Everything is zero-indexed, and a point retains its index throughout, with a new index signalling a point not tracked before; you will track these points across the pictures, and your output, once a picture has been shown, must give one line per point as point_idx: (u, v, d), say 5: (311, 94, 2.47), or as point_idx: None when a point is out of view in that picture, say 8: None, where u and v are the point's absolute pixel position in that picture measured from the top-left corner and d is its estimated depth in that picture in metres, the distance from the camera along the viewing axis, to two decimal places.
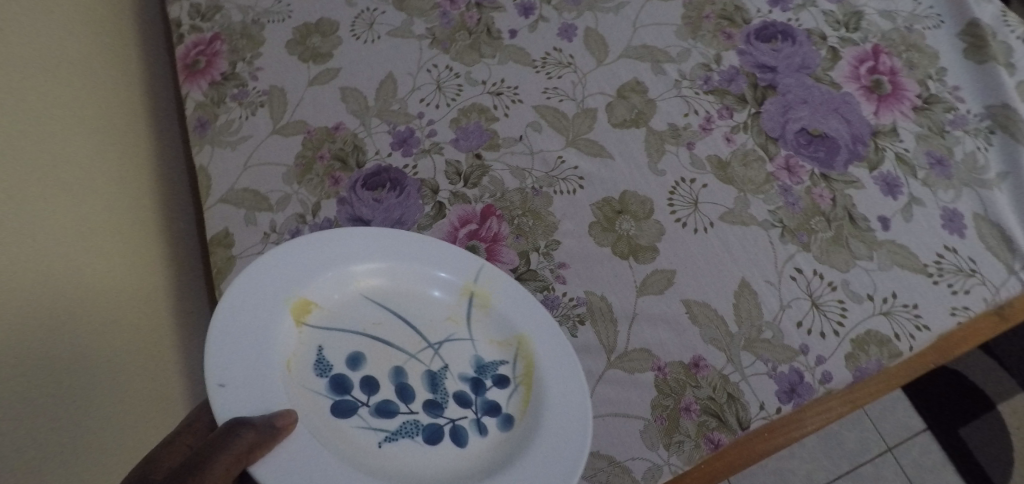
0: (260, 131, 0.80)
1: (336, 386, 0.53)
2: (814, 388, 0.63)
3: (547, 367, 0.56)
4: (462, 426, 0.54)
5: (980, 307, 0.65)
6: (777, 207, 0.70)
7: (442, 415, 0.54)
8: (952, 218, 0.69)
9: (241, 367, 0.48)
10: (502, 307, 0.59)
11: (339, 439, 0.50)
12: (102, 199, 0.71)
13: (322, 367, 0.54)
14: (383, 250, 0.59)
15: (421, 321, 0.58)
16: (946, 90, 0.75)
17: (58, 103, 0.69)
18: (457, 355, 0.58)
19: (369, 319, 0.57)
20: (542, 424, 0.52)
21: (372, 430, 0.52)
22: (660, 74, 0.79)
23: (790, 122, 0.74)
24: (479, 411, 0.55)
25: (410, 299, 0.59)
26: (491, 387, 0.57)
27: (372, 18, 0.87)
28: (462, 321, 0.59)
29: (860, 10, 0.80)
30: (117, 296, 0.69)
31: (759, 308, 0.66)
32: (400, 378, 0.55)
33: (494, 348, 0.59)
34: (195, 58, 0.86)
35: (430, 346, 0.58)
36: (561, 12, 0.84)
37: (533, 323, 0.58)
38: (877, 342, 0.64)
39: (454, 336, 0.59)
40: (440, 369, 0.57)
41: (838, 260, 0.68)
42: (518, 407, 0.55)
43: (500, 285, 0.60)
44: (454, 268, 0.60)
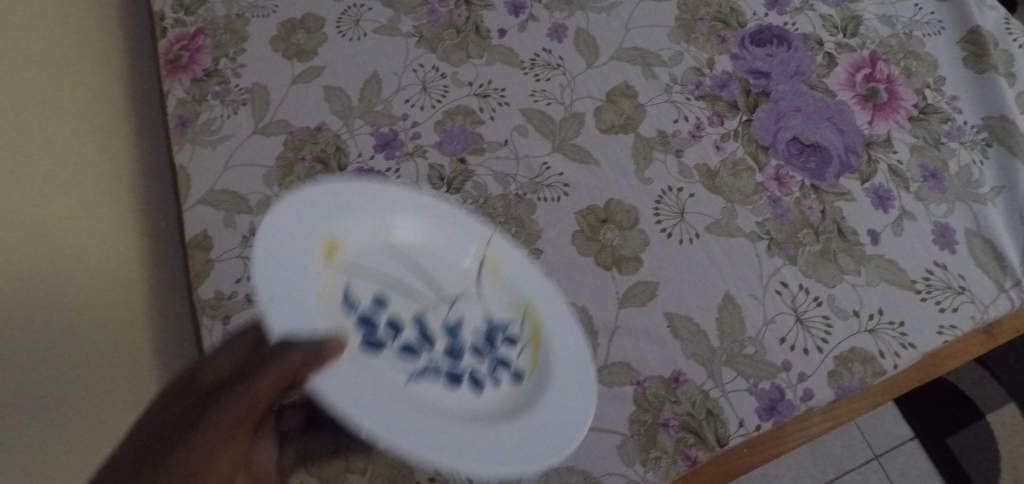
0: (242, 130, 0.79)
1: (361, 327, 0.48)
2: (795, 406, 0.62)
3: (554, 333, 0.55)
4: (478, 378, 0.51)
5: (967, 326, 0.64)
6: (764, 219, 0.69)
7: (461, 364, 0.51)
8: (943, 233, 0.67)
9: (280, 288, 0.45)
10: (513, 273, 0.57)
11: (370, 375, 0.45)
12: (85, 198, 0.70)
13: (348, 306, 0.49)
14: (402, 206, 0.56)
15: (438, 278, 0.55)
16: (943, 100, 0.73)
17: (42, 97, 0.68)
18: (471, 313, 0.54)
19: (385, 270, 0.53)
20: (549, 384, 0.51)
21: (397, 371, 0.47)
22: (651, 78, 0.77)
23: (782, 131, 0.72)
24: (491, 365, 0.52)
25: (426, 254, 0.56)
26: (502, 348, 0.54)
27: (358, 15, 0.85)
28: (475, 281, 0.56)
29: (859, 14, 0.78)
30: (104, 297, 0.67)
31: (742, 323, 0.65)
32: (422, 327, 0.51)
33: (505, 311, 0.55)
34: (178, 53, 0.85)
35: (447, 301, 0.54)
36: (552, 11, 0.82)
37: (542, 292, 0.56)
38: (861, 359, 0.63)
39: (466, 295, 0.55)
40: (457, 322, 0.53)
41: (825, 274, 0.66)
42: (528, 365, 0.53)
43: (512, 251, 0.58)
44: (466, 233, 0.58)
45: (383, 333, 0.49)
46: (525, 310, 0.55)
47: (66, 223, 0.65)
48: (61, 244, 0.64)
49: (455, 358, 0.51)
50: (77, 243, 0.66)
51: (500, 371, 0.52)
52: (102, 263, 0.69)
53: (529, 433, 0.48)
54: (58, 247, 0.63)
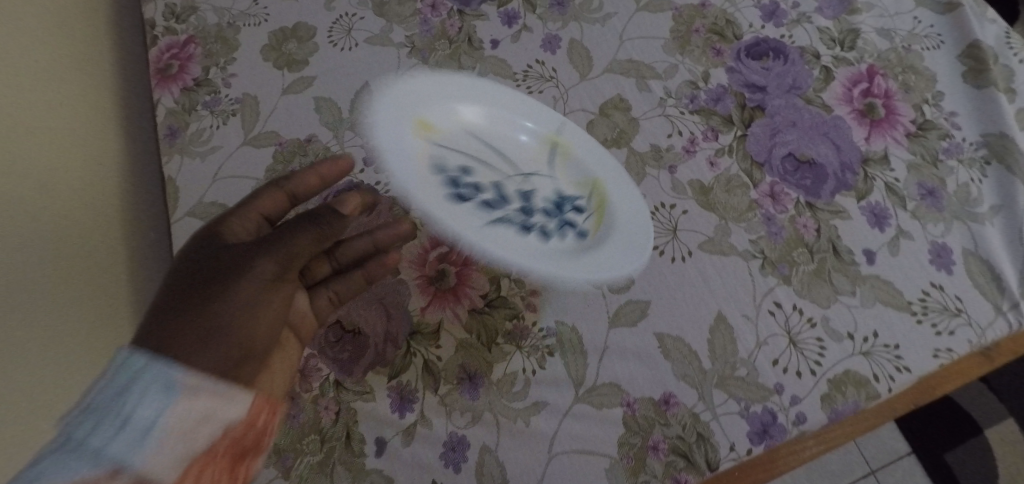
0: (231, 142, 0.78)
1: (450, 182, 0.68)
2: (787, 429, 0.61)
3: (613, 191, 0.70)
4: (547, 230, 0.68)
5: (964, 349, 0.63)
6: (758, 237, 0.68)
7: (533, 217, 0.68)
8: (940, 253, 0.66)
9: (397, 152, 0.67)
10: (580, 155, 0.72)
11: (456, 217, 0.65)
12: (64, 224, 0.70)
13: (442, 170, 0.69)
14: (496, 114, 0.74)
15: (513, 156, 0.73)
16: (942, 116, 0.72)
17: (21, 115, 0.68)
18: (542, 184, 0.71)
19: (472, 148, 0.72)
20: (611, 237, 0.66)
21: (476, 215, 0.66)
22: (645, 91, 0.76)
23: (777, 146, 0.71)
24: (558, 223, 0.69)
25: (503, 137, 0.73)
26: (573, 206, 0.70)
27: (350, 24, 0.83)
28: (551, 164, 0.73)
29: (857, 28, 0.77)
30: (62, 329, 0.69)
31: (734, 344, 0.64)
32: (499, 188, 0.70)
33: (573, 186, 0.71)
34: (168, 62, 0.84)
35: (521, 173, 0.71)
36: (546, 22, 0.81)
37: (608, 172, 0.71)
38: (855, 383, 0.62)
39: (537, 172, 0.72)
40: (529, 189, 0.71)
41: (819, 294, 0.65)
42: (592, 226, 0.68)
43: (578, 138, 0.73)
44: (538, 121, 0.73)
45: (484, 186, 0.69)
46: (593, 185, 0.71)
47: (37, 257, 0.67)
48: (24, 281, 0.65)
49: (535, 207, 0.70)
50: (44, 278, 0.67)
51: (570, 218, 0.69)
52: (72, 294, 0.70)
53: (600, 265, 0.64)
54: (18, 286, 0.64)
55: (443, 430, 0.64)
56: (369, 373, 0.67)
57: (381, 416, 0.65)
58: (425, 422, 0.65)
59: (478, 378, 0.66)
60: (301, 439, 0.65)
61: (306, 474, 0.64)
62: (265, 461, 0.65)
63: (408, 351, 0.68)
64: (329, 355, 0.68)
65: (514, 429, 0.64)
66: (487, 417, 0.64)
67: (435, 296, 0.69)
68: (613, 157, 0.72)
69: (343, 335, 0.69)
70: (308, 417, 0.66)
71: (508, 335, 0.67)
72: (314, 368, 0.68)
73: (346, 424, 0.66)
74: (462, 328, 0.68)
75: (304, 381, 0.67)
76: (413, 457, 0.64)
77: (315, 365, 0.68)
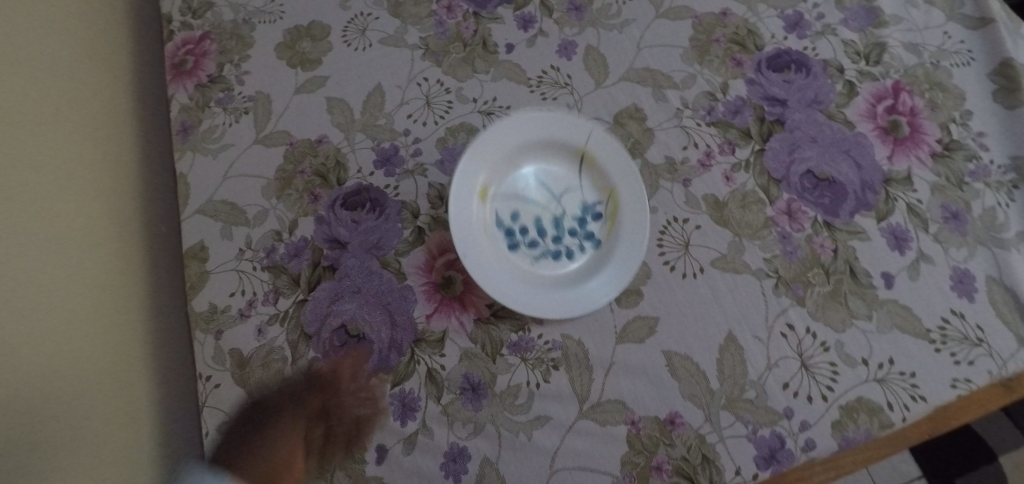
0: (243, 140, 0.77)
1: (505, 234, 0.69)
2: (795, 455, 0.60)
3: (624, 205, 0.68)
4: (575, 252, 0.69)
5: (983, 381, 0.61)
6: (773, 256, 0.66)
7: (563, 243, 0.69)
8: (962, 279, 0.64)
9: (461, 226, 0.66)
10: (603, 161, 0.69)
11: (512, 270, 0.67)
12: (73, 219, 0.69)
13: (503, 224, 0.69)
14: (521, 128, 0.69)
15: (548, 180, 0.71)
16: (969, 136, 0.70)
17: (42, 113, 0.68)
18: (571, 201, 0.70)
19: (517, 186, 0.70)
20: (613, 253, 0.67)
21: (528, 259, 0.68)
22: (662, 101, 0.74)
23: (796, 163, 0.69)
24: (581, 239, 0.69)
25: (539, 164, 0.71)
26: (591, 224, 0.69)
27: (364, 24, 0.81)
28: (576, 174, 0.71)
29: (884, 41, 0.74)
30: (88, 327, 0.67)
31: (744, 366, 0.63)
32: (538, 221, 0.69)
33: (596, 192, 0.70)
34: (183, 58, 0.83)
35: (555, 196, 0.70)
36: (562, 27, 0.79)
37: (623, 180, 0.68)
38: (868, 410, 0.60)
39: (569, 189, 0.70)
40: (560, 213, 0.70)
41: (834, 317, 0.63)
42: (605, 234, 0.69)
43: (607, 144, 0.69)
44: (569, 134, 0.70)
45: (509, 224, 0.69)
46: (612, 192, 0.69)
47: (44, 254, 0.64)
48: (33, 279, 0.62)
49: (554, 235, 0.69)
50: (53, 276, 0.65)
51: (586, 239, 0.69)
52: (83, 291, 0.67)
53: (607, 283, 0.65)
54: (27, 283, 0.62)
55: (444, 440, 0.64)
56: (372, 380, 0.66)
57: (381, 423, 0.65)
58: (426, 431, 0.64)
59: (481, 389, 0.65)
60: (302, 442, 0.65)
61: (305, 478, 0.64)
62: None
63: (411, 358, 0.66)
64: (332, 359, 0.67)
65: (516, 443, 0.63)
66: (489, 429, 0.63)
67: (441, 303, 0.68)
68: (631, 162, 0.68)
69: (347, 340, 0.68)
70: (309, 420, 0.66)
71: (513, 347, 0.66)
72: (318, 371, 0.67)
73: (347, 429, 0.65)
74: (467, 337, 0.67)
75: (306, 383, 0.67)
76: (413, 467, 0.63)
77: (319, 368, 0.67)
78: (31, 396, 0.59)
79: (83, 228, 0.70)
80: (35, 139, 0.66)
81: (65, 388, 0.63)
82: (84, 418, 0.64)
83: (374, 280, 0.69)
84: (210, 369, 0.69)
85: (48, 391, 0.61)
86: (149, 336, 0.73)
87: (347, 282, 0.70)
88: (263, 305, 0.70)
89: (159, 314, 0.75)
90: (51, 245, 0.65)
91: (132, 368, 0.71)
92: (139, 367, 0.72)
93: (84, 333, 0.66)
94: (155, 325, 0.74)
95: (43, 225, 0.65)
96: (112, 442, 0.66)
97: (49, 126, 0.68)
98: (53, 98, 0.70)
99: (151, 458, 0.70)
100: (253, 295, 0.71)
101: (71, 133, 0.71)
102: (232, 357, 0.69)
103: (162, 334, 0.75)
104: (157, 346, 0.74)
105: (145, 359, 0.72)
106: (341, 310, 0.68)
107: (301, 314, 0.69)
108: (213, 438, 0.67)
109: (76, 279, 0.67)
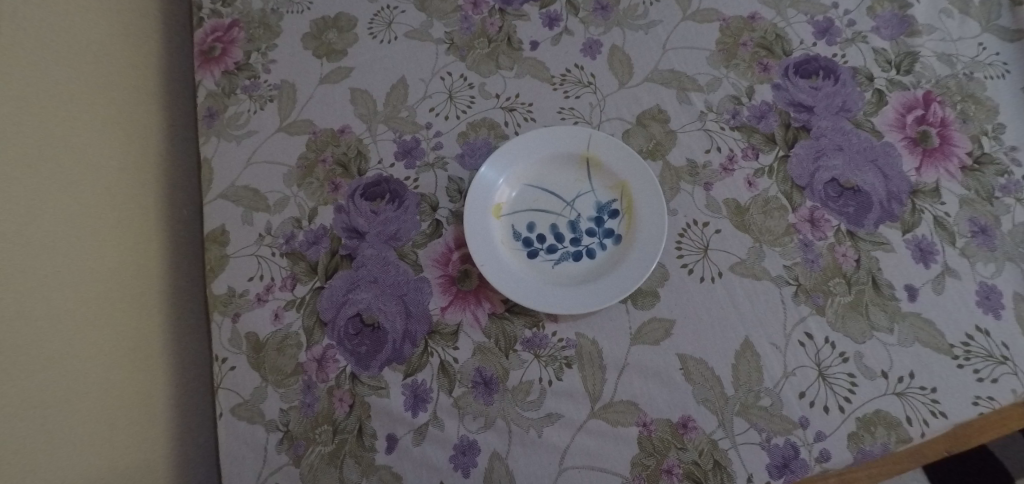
0: (267, 127, 0.78)
1: (523, 244, 0.69)
2: (809, 466, 0.59)
3: (639, 198, 0.68)
4: (594, 250, 0.68)
5: (1007, 399, 0.59)
6: (793, 263, 0.65)
7: (582, 244, 0.69)
8: (988, 295, 0.63)
9: (479, 246, 0.67)
10: (610, 159, 0.69)
11: (533, 278, 0.67)
12: (97, 201, 0.70)
13: (520, 236, 0.69)
14: (522, 146, 0.71)
15: (558, 188, 0.71)
16: (1002, 150, 0.68)
17: (73, 93, 0.70)
18: (586, 204, 0.70)
19: (529, 200, 0.71)
20: (632, 248, 0.66)
21: (549, 265, 0.68)
22: (686, 103, 0.73)
23: (821, 171, 0.68)
24: (599, 237, 0.68)
25: (547, 175, 0.71)
26: (609, 222, 0.69)
27: (390, 17, 0.82)
28: (585, 179, 0.71)
29: (916, 50, 0.73)
30: (112, 300, 0.68)
31: (759, 373, 0.62)
32: (555, 227, 0.69)
33: (609, 190, 0.70)
34: (211, 45, 0.83)
35: (569, 202, 0.70)
36: (588, 26, 0.78)
37: (634, 173, 0.68)
38: (885, 423, 0.59)
39: (582, 192, 0.70)
40: (576, 217, 0.70)
41: (853, 328, 0.62)
42: (624, 229, 0.68)
43: (609, 142, 0.69)
44: (571, 142, 0.70)
45: (526, 234, 0.69)
46: (624, 188, 0.69)
47: (63, 237, 0.65)
48: (51, 263, 0.63)
49: (573, 238, 0.69)
50: (71, 257, 0.65)
51: (605, 237, 0.68)
52: (105, 271, 0.68)
53: (626, 278, 0.64)
54: (44, 264, 0.63)
55: (454, 433, 0.64)
56: (385, 369, 0.66)
57: (393, 413, 0.65)
58: (437, 423, 0.64)
59: (493, 383, 0.64)
60: (314, 428, 0.66)
61: (316, 463, 0.65)
62: (277, 447, 0.66)
63: (425, 350, 0.66)
64: (347, 347, 0.67)
65: (526, 439, 0.62)
66: (500, 424, 0.63)
67: (457, 297, 0.68)
68: (638, 155, 0.68)
69: (362, 328, 0.68)
70: (322, 406, 0.66)
71: (526, 343, 0.66)
72: (332, 359, 0.67)
73: (358, 417, 0.65)
74: (481, 332, 0.66)
75: (320, 370, 0.67)
76: (422, 457, 0.63)
77: (333, 355, 0.67)
78: (41, 377, 0.60)
79: (106, 209, 0.70)
80: (61, 121, 0.68)
81: (86, 360, 0.65)
82: (103, 390, 0.66)
83: (390, 271, 0.70)
84: (226, 351, 0.69)
85: (59, 370, 0.62)
86: (168, 316, 0.74)
87: (364, 271, 0.70)
88: (281, 290, 0.71)
89: (178, 293, 0.76)
90: (71, 227, 0.66)
91: (151, 347, 0.72)
92: (157, 346, 0.72)
93: (107, 313, 0.68)
94: (174, 306, 0.75)
95: (65, 207, 0.66)
96: (127, 420, 0.67)
97: (77, 106, 0.70)
98: (81, 81, 0.71)
99: (167, 437, 0.71)
100: (271, 280, 0.71)
101: (97, 115, 0.72)
102: (248, 341, 0.69)
103: (181, 315, 0.76)
104: (176, 326, 0.75)
105: (165, 338, 0.73)
106: (358, 299, 0.69)
107: (317, 302, 0.70)
108: (227, 418, 0.67)
109: (97, 258, 0.68)
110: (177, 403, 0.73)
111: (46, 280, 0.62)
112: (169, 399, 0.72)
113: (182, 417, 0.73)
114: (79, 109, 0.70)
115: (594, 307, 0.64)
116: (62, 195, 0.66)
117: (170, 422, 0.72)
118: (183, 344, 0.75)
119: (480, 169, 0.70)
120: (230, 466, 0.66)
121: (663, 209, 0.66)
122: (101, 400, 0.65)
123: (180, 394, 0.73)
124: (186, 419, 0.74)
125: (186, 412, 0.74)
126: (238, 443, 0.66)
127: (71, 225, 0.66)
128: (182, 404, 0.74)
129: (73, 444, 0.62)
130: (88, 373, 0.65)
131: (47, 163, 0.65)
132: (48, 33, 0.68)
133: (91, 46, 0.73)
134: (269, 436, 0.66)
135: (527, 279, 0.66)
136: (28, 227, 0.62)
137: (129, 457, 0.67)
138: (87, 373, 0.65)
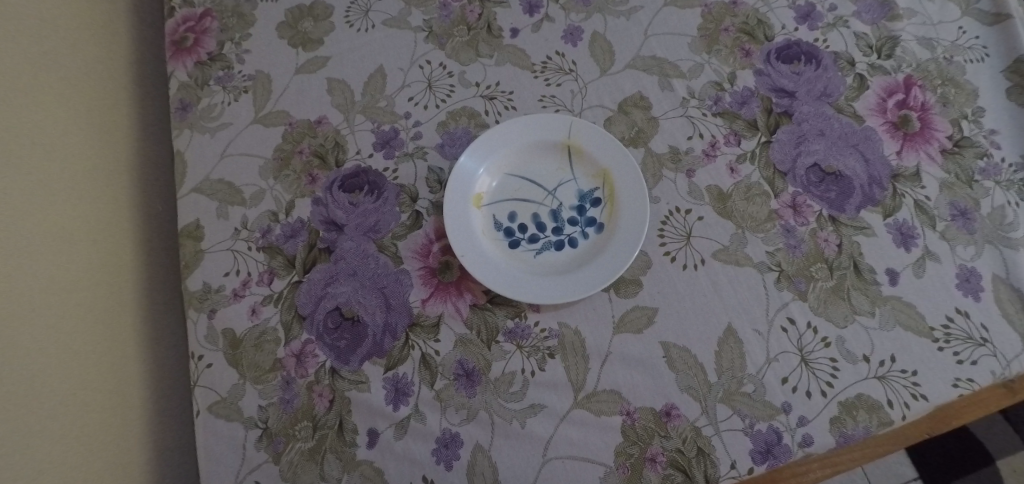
0: (241, 119, 0.76)
1: (505, 234, 0.68)
2: (791, 451, 0.59)
3: (621, 186, 0.67)
4: (576, 240, 0.67)
5: (986, 380, 0.60)
6: (776, 249, 0.65)
7: (564, 233, 0.68)
8: (968, 278, 0.63)
9: (461, 237, 0.66)
10: (591, 147, 0.68)
11: (516, 267, 0.66)
12: (68, 201, 0.68)
13: (502, 225, 0.68)
14: (502, 136, 0.70)
15: (540, 176, 0.70)
16: (981, 133, 0.68)
17: (55, 92, 0.69)
18: (568, 192, 0.69)
19: (511, 188, 0.70)
20: (613, 237, 0.65)
21: (531, 256, 0.67)
22: (667, 90, 0.72)
23: (802, 156, 0.68)
24: (582, 226, 0.68)
25: (528, 163, 0.70)
26: (591, 211, 0.68)
27: (368, 5, 0.80)
28: (566, 167, 0.70)
29: (897, 35, 0.73)
30: (93, 298, 0.68)
31: (743, 359, 0.62)
32: (537, 216, 0.69)
33: (591, 179, 0.69)
34: (182, 34, 0.81)
35: (550, 190, 0.69)
36: (569, 12, 0.77)
37: (615, 160, 0.68)
38: (867, 407, 0.59)
39: (563, 181, 0.69)
40: (558, 206, 0.69)
41: (837, 313, 0.62)
42: (606, 218, 0.67)
43: (589, 129, 0.69)
44: (552, 130, 0.69)
45: (507, 224, 0.68)
46: (606, 177, 0.68)
47: (43, 238, 0.64)
48: (20, 263, 0.61)
49: (555, 227, 0.68)
50: (46, 259, 0.64)
51: (587, 226, 0.68)
52: (75, 272, 0.66)
53: (609, 267, 0.64)
54: (29, 268, 0.62)
55: (436, 426, 0.63)
56: (366, 363, 0.65)
57: (374, 407, 0.64)
58: (419, 416, 0.63)
59: (475, 375, 0.64)
60: (293, 424, 0.65)
61: (295, 460, 0.64)
62: (256, 444, 0.65)
63: (406, 343, 0.65)
64: (326, 341, 0.66)
65: (508, 430, 0.62)
66: (482, 416, 0.62)
67: (437, 288, 0.67)
68: (621, 142, 0.68)
69: (341, 322, 0.67)
70: (301, 402, 0.65)
71: (509, 334, 0.65)
72: (312, 354, 0.66)
73: (338, 413, 0.64)
74: (463, 324, 0.66)
75: (299, 366, 0.66)
76: (403, 452, 0.62)
77: (312, 350, 0.66)
78: (27, 379, 0.60)
79: (84, 208, 0.69)
80: (34, 119, 0.66)
81: (68, 360, 0.64)
82: (82, 389, 0.65)
83: (370, 264, 0.68)
84: (202, 348, 0.68)
85: (43, 373, 0.61)
86: (143, 316, 0.73)
87: (343, 264, 0.69)
88: (258, 285, 0.69)
89: (154, 289, 0.75)
90: (49, 228, 0.65)
91: (126, 348, 0.70)
92: (132, 346, 0.71)
93: (86, 312, 0.67)
94: (148, 305, 0.74)
95: (38, 208, 0.64)
96: (103, 421, 0.66)
97: (57, 104, 0.69)
98: (56, 78, 0.69)
99: (142, 435, 0.70)
100: (248, 275, 0.70)
101: (73, 114, 0.71)
102: (225, 338, 0.68)
103: (156, 314, 0.74)
104: (151, 326, 0.73)
105: (140, 337, 0.72)
106: (337, 292, 0.68)
107: (295, 296, 0.68)
108: (204, 416, 0.66)
109: (75, 257, 0.67)
110: (153, 404, 0.72)
111: (23, 282, 0.61)
112: (145, 400, 0.71)
113: (159, 418, 0.72)
114: (59, 108, 0.69)
115: (576, 296, 0.63)
116: (30, 194, 0.64)
117: (144, 420, 0.70)
118: (158, 343, 0.74)
119: (461, 158, 0.69)
120: (208, 466, 0.65)
121: (644, 199, 0.65)
122: (78, 400, 0.64)
123: (157, 394, 0.72)
124: (162, 419, 0.72)
125: (161, 412, 0.72)
126: (216, 440, 0.65)
127: (43, 227, 0.64)
128: (159, 405, 0.72)
129: (56, 445, 0.61)
130: (60, 376, 0.63)
131: (12, 159, 0.62)
132: (23, 31, 0.67)
133: (67, 43, 0.72)
134: (248, 433, 0.65)
135: (509, 269, 0.66)
136: (15, 231, 0.62)
137: (106, 456, 0.66)
138: (69, 373, 0.64)
